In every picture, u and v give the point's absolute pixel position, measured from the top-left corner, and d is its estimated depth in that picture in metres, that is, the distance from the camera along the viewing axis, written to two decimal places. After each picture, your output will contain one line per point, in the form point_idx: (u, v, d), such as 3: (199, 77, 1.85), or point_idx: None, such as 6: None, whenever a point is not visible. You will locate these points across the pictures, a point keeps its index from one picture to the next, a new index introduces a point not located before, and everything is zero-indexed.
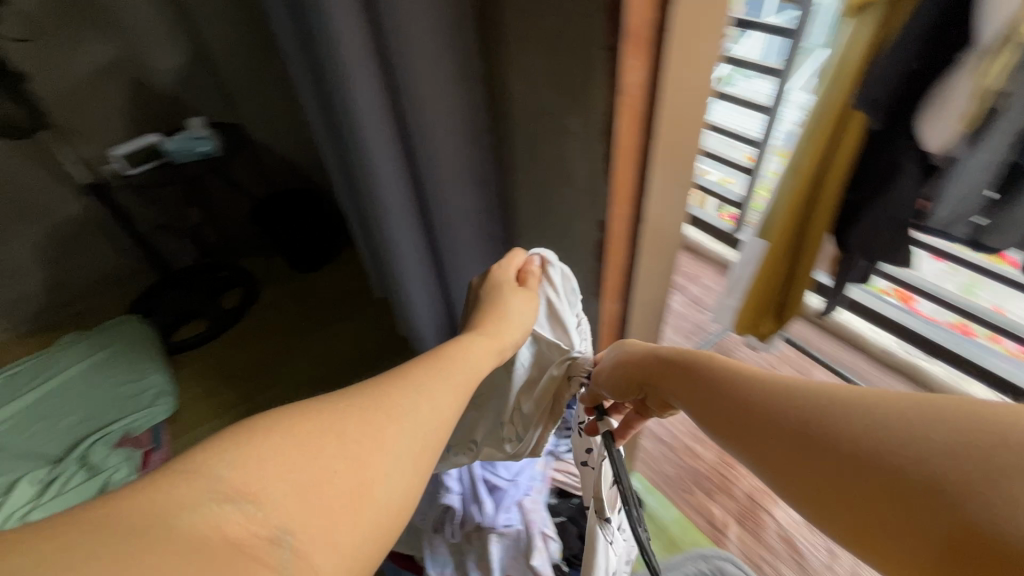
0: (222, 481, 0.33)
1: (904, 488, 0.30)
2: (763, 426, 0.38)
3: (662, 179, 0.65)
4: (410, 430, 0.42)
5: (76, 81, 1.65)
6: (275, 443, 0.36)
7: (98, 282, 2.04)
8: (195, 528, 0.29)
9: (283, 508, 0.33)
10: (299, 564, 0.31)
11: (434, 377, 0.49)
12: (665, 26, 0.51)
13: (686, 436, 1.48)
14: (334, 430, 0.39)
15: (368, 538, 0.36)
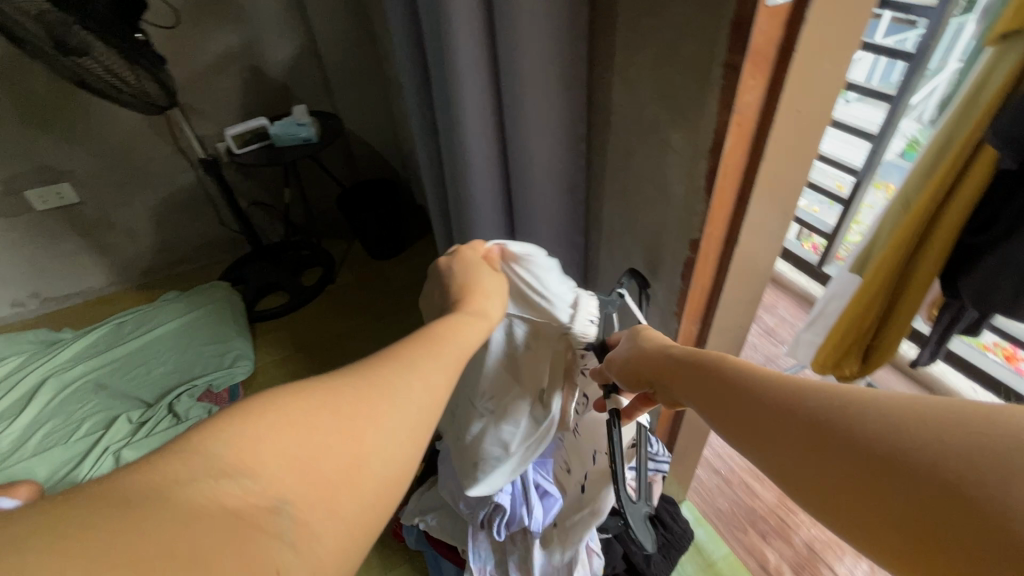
0: (216, 458, 0.30)
1: (909, 480, 0.28)
2: (771, 421, 0.37)
3: (763, 202, 0.63)
4: (408, 403, 0.39)
5: (202, 65, 1.81)
6: (268, 417, 0.33)
7: (198, 249, 2.23)
8: (196, 501, 0.27)
9: (280, 479, 0.31)
10: (300, 531, 0.30)
11: (435, 352, 0.45)
12: (792, 46, 0.49)
13: (745, 472, 1.41)
14: (328, 404, 0.36)
15: (368, 509, 0.34)
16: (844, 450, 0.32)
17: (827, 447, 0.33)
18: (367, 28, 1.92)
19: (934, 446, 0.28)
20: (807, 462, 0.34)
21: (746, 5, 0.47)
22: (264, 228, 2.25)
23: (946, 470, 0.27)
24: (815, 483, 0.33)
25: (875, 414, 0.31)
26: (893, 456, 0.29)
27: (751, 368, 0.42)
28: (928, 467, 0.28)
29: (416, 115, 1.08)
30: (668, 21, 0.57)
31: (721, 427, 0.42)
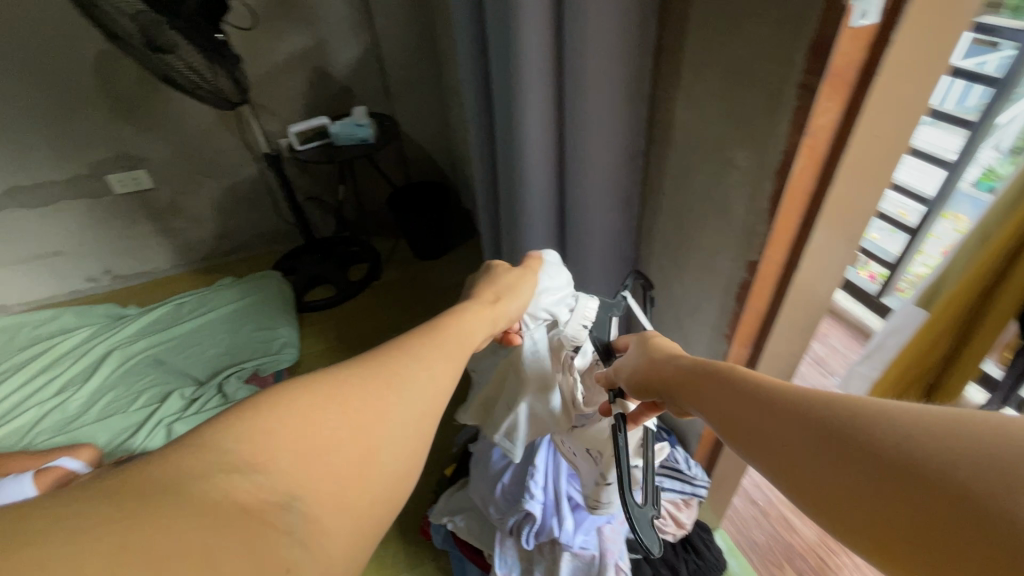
0: (229, 454, 0.31)
1: (916, 484, 0.26)
2: (774, 427, 0.36)
3: (830, 228, 0.61)
4: (409, 398, 0.42)
5: (273, 65, 1.91)
6: (277, 416, 0.35)
7: (255, 238, 2.35)
8: (208, 496, 0.28)
9: (290, 475, 0.32)
10: (309, 527, 0.31)
11: (433, 351, 0.48)
12: (875, 70, 0.48)
13: (784, 505, 1.35)
14: (337, 399, 0.38)
15: (373, 504, 0.36)
16: (849, 454, 0.30)
17: (831, 451, 0.31)
18: (429, 35, 1.97)
19: (943, 451, 0.26)
20: (809, 468, 0.32)
21: (829, 26, 0.46)
22: (317, 222, 2.34)
23: (956, 476, 0.25)
24: (818, 490, 0.31)
25: (883, 421, 0.30)
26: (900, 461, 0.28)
27: (757, 376, 0.41)
28: (937, 471, 0.26)
29: (475, 120, 1.10)
30: (741, 39, 0.56)
31: (725, 434, 0.41)
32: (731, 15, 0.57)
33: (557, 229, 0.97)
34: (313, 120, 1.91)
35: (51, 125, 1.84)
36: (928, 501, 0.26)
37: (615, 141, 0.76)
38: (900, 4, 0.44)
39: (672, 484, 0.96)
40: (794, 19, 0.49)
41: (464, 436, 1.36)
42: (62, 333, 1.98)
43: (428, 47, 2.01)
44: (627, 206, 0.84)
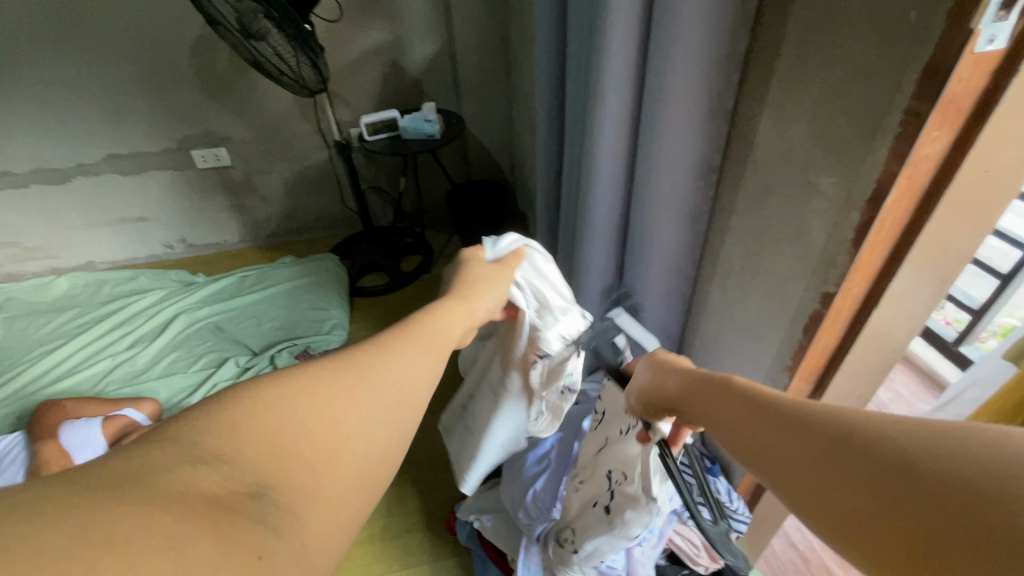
0: (197, 446, 0.32)
1: (928, 497, 0.26)
2: (781, 443, 0.35)
3: (919, 268, 0.56)
4: (382, 386, 0.41)
5: (353, 58, 1.99)
6: (246, 412, 0.35)
7: (317, 221, 2.45)
8: (169, 486, 0.28)
9: (263, 464, 0.33)
10: (280, 516, 0.31)
11: (409, 344, 0.48)
12: (997, 100, 0.44)
13: (827, 554, 1.28)
14: (305, 391, 0.38)
15: (349, 484, 0.36)
16: (860, 475, 0.30)
17: (843, 472, 0.31)
18: (504, 37, 1.99)
19: (957, 476, 0.26)
20: (816, 482, 0.32)
21: (947, 51, 0.43)
22: (377, 211, 2.41)
23: (971, 500, 0.25)
24: (828, 513, 0.31)
25: (894, 441, 0.29)
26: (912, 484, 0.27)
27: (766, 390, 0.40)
28: (949, 495, 0.26)
29: (545, 124, 1.10)
30: (842, 59, 0.53)
31: (730, 448, 0.40)
32: (833, 34, 0.54)
33: (617, 240, 0.95)
34: (383, 113, 1.97)
35: (149, 100, 1.98)
36: (940, 526, 0.25)
37: (687, 157, 0.74)
38: None
39: None
40: (907, 41, 0.46)
41: None
42: (137, 292, 2.14)
43: (503, 50, 2.04)
44: (694, 225, 0.82)
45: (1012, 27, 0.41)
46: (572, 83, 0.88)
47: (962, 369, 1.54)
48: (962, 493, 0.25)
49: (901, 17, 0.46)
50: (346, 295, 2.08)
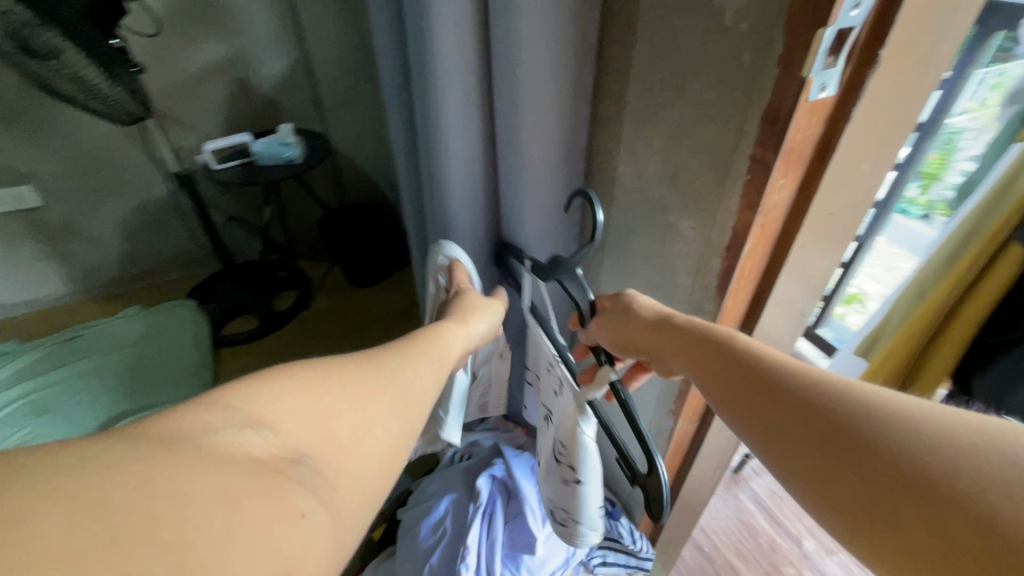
0: (238, 411, 0.30)
1: (920, 487, 0.27)
2: (780, 408, 0.35)
3: (780, 309, 0.55)
4: (400, 383, 0.40)
5: (186, 76, 1.72)
6: (286, 384, 0.33)
7: (167, 263, 2.10)
8: (219, 448, 0.27)
9: (299, 434, 0.31)
10: (319, 482, 0.29)
11: (415, 351, 0.46)
12: (833, 146, 0.42)
13: (728, 549, 1.34)
14: (336, 374, 0.37)
15: (376, 467, 0.34)
16: (859, 456, 0.30)
17: (835, 445, 0.31)
18: (364, 49, 1.85)
19: (952, 463, 0.27)
20: (806, 451, 0.32)
21: (783, 99, 0.39)
22: (240, 246, 2.12)
23: (982, 494, 0.26)
24: (821, 488, 0.31)
25: (900, 419, 0.30)
26: (919, 468, 0.28)
27: (761, 348, 0.40)
28: (945, 481, 0.27)
29: (403, 158, 1.00)
30: (686, 99, 0.50)
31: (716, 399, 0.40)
32: (676, 70, 0.50)
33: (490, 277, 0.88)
34: (231, 137, 1.73)
35: None
36: (933, 513, 0.26)
37: (548, 197, 0.68)
38: (860, 80, 0.38)
39: (616, 557, 0.89)
40: (744, 84, 0.43)
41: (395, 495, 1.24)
42: None
43: (364, 62, 1.88)
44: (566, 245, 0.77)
45: (840, 74, 0.38)
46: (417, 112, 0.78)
47: (823, 351, 1.70)
48: (974, 488, 0.26)
49: (736, 57, 0.43)
50: (208, 349, 1.79)
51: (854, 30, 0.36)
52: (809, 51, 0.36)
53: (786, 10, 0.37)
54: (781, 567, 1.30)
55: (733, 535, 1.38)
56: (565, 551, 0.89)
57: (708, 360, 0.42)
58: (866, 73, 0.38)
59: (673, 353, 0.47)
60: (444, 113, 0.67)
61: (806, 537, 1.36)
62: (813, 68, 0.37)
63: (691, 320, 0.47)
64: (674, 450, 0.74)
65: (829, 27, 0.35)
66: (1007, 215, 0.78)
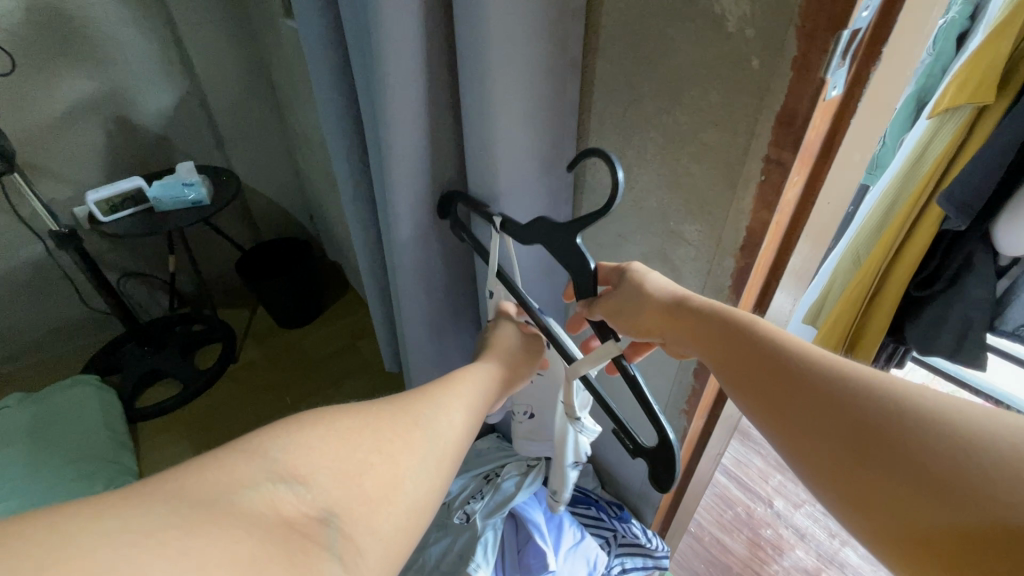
0: (277, 461, 0.31)
1: (947, 486, 0.30)
2: (815, 407, 0.37)
3: (785, 297, 0.57)
4: (435, 435, 0.39)
5: (50, 121, 1.45)
6: (329, 432, 0.35)
7: (52, 335, 1.73)
8: (257, 508, 0.28)
9: (329, 490, 0.32)
10: (345, 544, 0.31)
11: (445, 392, 0.45)
12: (838, 139, 0.44)
13: (712, 525, 1.34)
14: (372, 428, 0.37)
15: (400, 526, 0.34)
16: (892, 456, 0.33)
17: (870, 447, 0.34)
18: (265, 75, 1.70)
19: (978, 459, 0.30)
20: (841, 450, 0.35)
21: (800, 100, 0.41)
22: (144, 303, 1.86)
23: (993, 494, 0.29)
24: (852, 485, 0.34)
25: (924, 419, 0.32)
26: (942, 468, 0.31)
27: (788, 338, 0.41)
28: (970, 480, 0.30)
29: (351, 190, 0.92)
30: (685, 106, 0.49)
31: (745, 392, 0.42)
32: (670, 79, 0.49)
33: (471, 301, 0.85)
34: (120, 183, 1.50)
35: None
36: (959, 509, 0.30)
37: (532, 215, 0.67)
38: (864, 77, 0.40)
39: (635, 562, 0.87)
40: (755, 89, 0.43)
41: None
42: None
43: (267, 89, 1.74)
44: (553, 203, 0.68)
45: (848, 72, 0.40)
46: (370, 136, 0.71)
47: None
48: (988, 486, 0.29)
49: (742, 64, 0.43)
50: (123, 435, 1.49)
51: (862, 31, 0.38)
52: (827, 53, 0.37)
53: (799, 15, 0.38)
54: (761, 530, 1.33)
55: (714, 509, 1.38)
56: (586, 565, 0.84)
57: (736, 349, 0.43)
58: (870, 69, 0.40)
59: (689, 342, 0.48)
60: (405, 145, 0.64)
61: (775, 497, 1.41)
62: (830, 68, 0.38)
63: (705, 302, 0.48)
64: (688, 448, 0.75)
65: (848, 29, 0.36)
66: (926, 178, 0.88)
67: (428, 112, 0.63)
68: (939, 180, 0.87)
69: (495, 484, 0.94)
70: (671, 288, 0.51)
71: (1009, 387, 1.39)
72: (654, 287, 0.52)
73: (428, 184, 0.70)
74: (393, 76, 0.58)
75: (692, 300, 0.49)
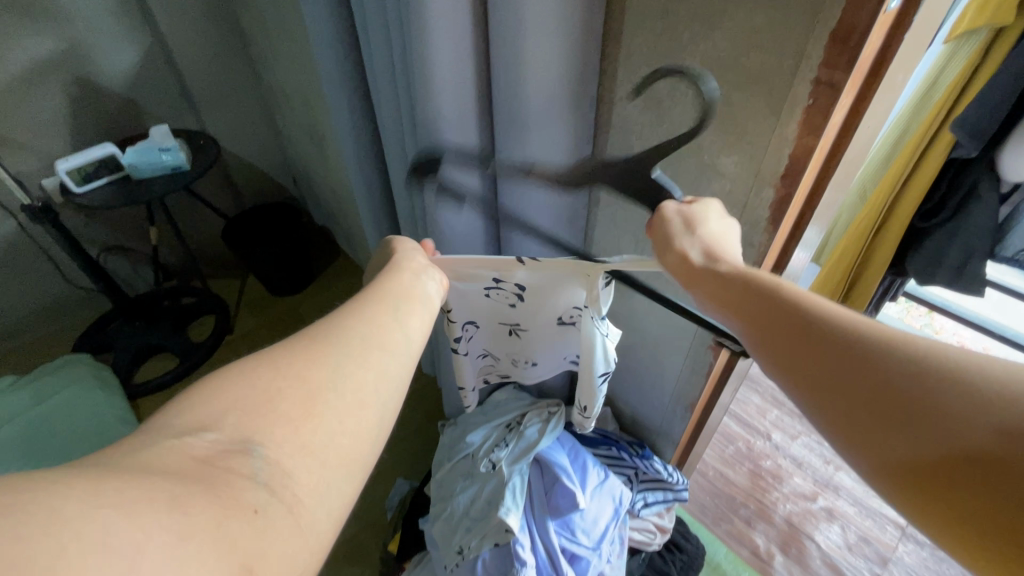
0: (178, 423, 0.31)
1: (977, 443, 0.28)
2: (845, 363, 0.33)
3: (817, 230, 0.57)
4: (343, 341, 0.39)
5: (6, 84, 1.34)
6: (230, 377, 0.35)
7: (35, 314, 1.66)
8: (156, 458, 0.29)
9: (238, 423, 0.32)
10: (271, 470, 0.31)
11: (357, 299, 0.44)
12: (890, 56, 0.42)
13: (717, 461, 1.38)
14: (268, 359, 0.36)
15: (336, 435, 0.35)
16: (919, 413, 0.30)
17: (896, 403, 0.31)
18: (236, 27, 1.59)
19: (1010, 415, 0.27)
20: (865, 407, 0.32)
21: (859, 15, 0.39)
22: (127, 277, 1.80)
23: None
24: (874, 444, 0.31)
25: (960, 381, 0.29)
26: (974, 435, 0.28)
27: (821, 300, 0.37)
28: (1000, 437, 0.27)
29: (353, 141, 0.88)
30: (726, 30, 0.47)
31: (769, 349, 0.38)
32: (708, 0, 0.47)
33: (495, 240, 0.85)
34: (91, 149, 1.41)
35: None
36: (987, 468, 0.27)
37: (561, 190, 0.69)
38: None
39: (655, 496, 0.91)
40: (806, 7, 0.42)
41: (399, 494, 1.17)
42: None
43: (238, 42, 1.62)
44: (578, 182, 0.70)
45: None
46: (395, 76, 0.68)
47: None
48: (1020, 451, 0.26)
49: None
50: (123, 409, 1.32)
51: None
52: None
53: None
54: (761, 462, 1.37)
55: (718, 445, 1.42)
56: (611, 501, 0.87)
57: (765, 305, 0.39)
58: None
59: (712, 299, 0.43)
60: (438, 89, 0.61)
61: (773, 430, 1.45)
62: None
63: (731, 265, 0.44)
64: (711, 382, 0.77)
65: None
66: (943, 105, 0.90)
67: (472, 61, 0.61)
68: (955, 106, 0.88)
69: (518, 432, 0.94)
70: (703, 243, 0.46)
71: (990, 313, 1.46)
72: (688, 240, 0.46)
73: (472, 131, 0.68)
74: (440, 22, 0.56)
75: (717, 262, 0.44)
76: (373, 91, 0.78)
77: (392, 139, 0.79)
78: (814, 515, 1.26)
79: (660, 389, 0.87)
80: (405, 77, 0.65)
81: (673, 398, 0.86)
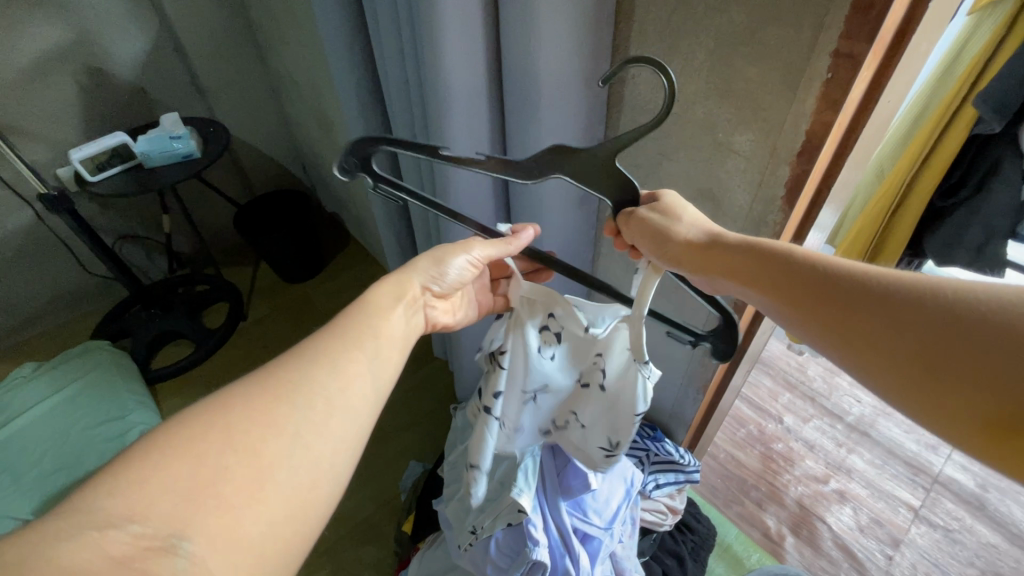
0: (103, 510, 0.32)
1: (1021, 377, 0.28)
2: (876, 318, 0.33)
3: (833, 209, 0.56)
4: (305, 399, 0.42)
5: (18, 73, 1.34)
6: (169, 448, 0.36)
7: (53, 302, 1.69)
8: (76, 559, 0.30)
9: (171, 510, 0.34)
10: (195, 569, 0.33)
11: (334, 341, 0.47)
12: (915, 25, 0.41)
13: (728, 443, 1.38)
14: (224, 421, 0.38)
15: (274, 524, 0.37)
16: (960, 355, 0.30)
17: (935, 349, 0.31)
18: (244, 13, 1.58)
19: None
20: (904, 358, 0.32)
21: None
22: (142, 265, 1.82)
23: None
24: (921, 392, 0.32)
25: (992, 316, 0.29)
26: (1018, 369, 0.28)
27: (836, 260, 0.37)
28: None
29: (362, 124, 0.87)
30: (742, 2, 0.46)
31: (795, 313, 0.38)
32: None
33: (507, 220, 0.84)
34: (104, 138, 1.42)
35: None
36: None
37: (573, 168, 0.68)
38: None
39: (667, 477, 0.92)
40: None
41: (412, 476, 1.19)
42: None
43: (246, 28, 1.61)
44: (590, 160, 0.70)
45: None
46: (405, 54, 0.67)
47: None
48: None
49: None
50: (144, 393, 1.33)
51: None
52: None
53: None
54: (773, 445, 1.37)
55: (729, 428, 1.42)
56: (623, 483, 0.87)
57: (782, 273, 0.39)
58: None
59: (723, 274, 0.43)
60: (448, 67, 0.60)
61: (785, 414, 1.45)
62: None
63: (737, 237, 0.44)
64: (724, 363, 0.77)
65: None
66: (967, 77, 0.87)
67: (483, 36, 0.60)
68: (980, 79, 0.86)
69: None
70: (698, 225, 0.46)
71: None
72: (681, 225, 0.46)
73: (483, 109, 0.67)
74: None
75: (722, 236, 0.45)
76: (382, 71, 0.77)
77: (402, 121, 0.79)
78: (826, 497, 1.26)
79: (672, 371, 0.87)
80: (415, 55, 0.64)
81: (685, 380, 0.86)
